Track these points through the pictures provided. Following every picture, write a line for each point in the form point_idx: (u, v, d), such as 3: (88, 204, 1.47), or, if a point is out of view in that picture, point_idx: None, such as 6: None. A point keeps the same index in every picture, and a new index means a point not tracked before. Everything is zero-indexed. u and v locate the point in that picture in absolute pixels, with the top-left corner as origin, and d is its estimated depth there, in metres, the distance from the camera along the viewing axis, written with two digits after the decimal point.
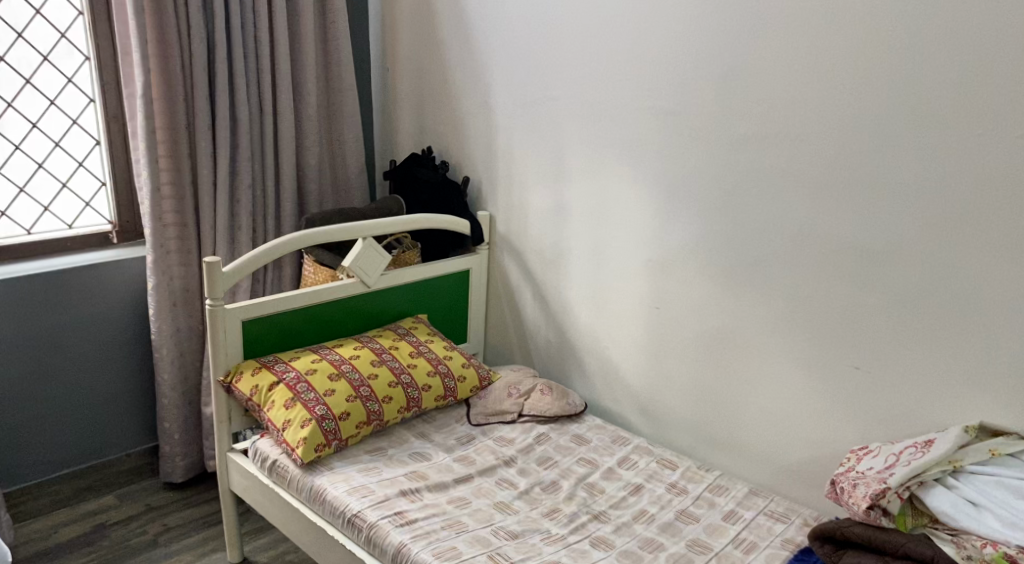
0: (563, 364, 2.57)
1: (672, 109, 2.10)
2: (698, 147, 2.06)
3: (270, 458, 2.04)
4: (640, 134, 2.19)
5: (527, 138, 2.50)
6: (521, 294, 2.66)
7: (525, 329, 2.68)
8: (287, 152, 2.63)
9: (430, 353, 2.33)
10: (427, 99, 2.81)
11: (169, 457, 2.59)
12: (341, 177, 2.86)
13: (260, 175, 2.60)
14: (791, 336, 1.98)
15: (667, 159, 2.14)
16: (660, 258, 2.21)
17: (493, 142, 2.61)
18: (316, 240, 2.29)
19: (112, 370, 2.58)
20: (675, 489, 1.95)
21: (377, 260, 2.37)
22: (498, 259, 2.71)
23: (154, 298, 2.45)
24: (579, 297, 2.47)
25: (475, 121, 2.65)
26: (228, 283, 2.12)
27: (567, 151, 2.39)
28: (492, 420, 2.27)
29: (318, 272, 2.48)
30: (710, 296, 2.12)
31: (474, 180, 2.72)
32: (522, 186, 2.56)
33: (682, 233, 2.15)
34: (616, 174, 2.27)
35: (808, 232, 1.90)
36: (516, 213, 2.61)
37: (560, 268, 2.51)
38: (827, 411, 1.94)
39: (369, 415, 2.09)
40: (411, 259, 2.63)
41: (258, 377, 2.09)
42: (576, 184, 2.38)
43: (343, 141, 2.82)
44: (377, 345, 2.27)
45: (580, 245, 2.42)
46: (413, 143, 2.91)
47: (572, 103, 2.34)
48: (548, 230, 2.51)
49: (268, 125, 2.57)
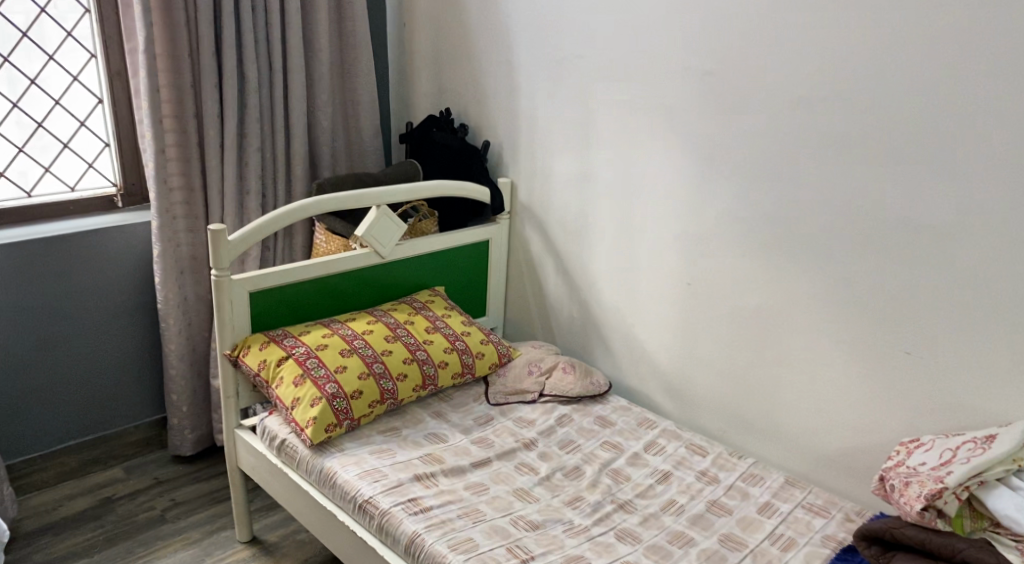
0: (586, 340, 2.45)
1: (711, 69, 1.94)
2: (740, 111, 1.91)
3: (278, 437, 1.94)
4: (676, 97, 2.03)
5: (552, 100, 2.34)
6: (544, 266, 2.53)
7: (548, 302, 2.55)
8: (298, 112, 2.49)
9: (448, 328, 2.22)
10: (446, 57, 2.65)
11: (177, 430, 2.50)
12: (355, 139, 2.73)
13: (270, 137, 2.47)
14: (836, 317, 1.84)
15: (704, 123, 1.99)
16: (695, 229, 2.07)
17: (515, 104, 2.46)
18: (329, 207, 2.18)
19: (119, 340, 2.48)
20: (706, 478, 1.84)
21: (392, 230, 2.26)
22: (520, 229, 2.58)
23: (160, 267, 2.35)
24: (605, 271, 2.34)
25: (497, 82, 2.50)
26: (234, 252, 2.00)
27: (595, 114, 2.24)
28: (512, 400, 2.16)
29: (330, 242, 2.36)
30: (749, 273, 1.98)
31: (494, 144, 2.57)
32: (546, 152, 2.41)
33: (719, 205, 2.00)
34: (647, 140, 2.13)
35: (860, 206, 1.75)
36: (538, 179, 2.46)
37: (585, 239, 2.37)
38: (873, 398, 1.81)
39: (383, 394, 1.99)
40: (428, 228, 2.50)
41: (267, 351, 1.99)
42: (606, 150, 2.24)
43: (358, 102, 2.68)
44: (393, 319, 2.17)
45: (608, 216, 2.28)
46: (431, 104, 2.76)
47: (601, 63, 2.18)
48: (574, 199, 2.37)
49: (277, 84, 2.43)
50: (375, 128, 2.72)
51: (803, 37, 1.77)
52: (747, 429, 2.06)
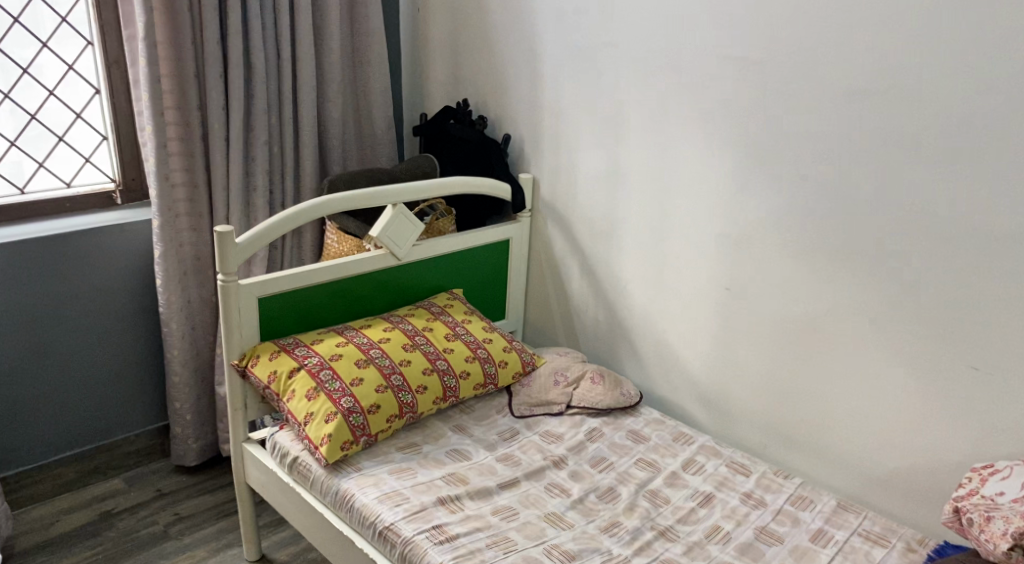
0: (613, 346, 2.31)
1: (757, 58, 1.80)
2: (788, 104, 1.77)
3: (290, 454, 1.81)
4: (716, 89, 1.89)
5: (579, 91, 2.20)
6: (568, 267, 2.39)
7: (571, 305, 2.41)
8: (308, 104, 2.35)
9: (469, 335, 2.08)
10: (463, 45, 2.50)
11: (180, 439, 2.37)
12: (367, 132, 2.58)
13: (278, 131, 2.33)
14: (893, 328, 1.70)
15: (747, 117, 1.85)
16: (735, 230, 1.93)
17: (538, 95, 2.31)
18: (343, 206, 2.05)
19: (118, 345, 2.35)
20: (752, 501, 1.71)
21: (409, 230, 2.13)
22: (542, 228, 2.44)
23: (162, 268, 2.21)
24: (634, 274, 2.20)
25: (518, 72, 2.35)
26: (241, 256, 1.87)
27: (625, 106, 2.09)
28: (537, 412, 2.02)
29: (343, 243, 2.22)
30: (796, 279, 1.84)
31: (515, 137, 2.43)
32: (571, 146, 2.26)
33: (763, 205, 1.86)
34: (683, 134, 1.98)
35: (922, 208, 1.61)
36: (563, 176, 2.32)
37: (613, 239, 2.23)
38: (933, 416, 1.67)
39: (402, 408, 1.86)
40: (445, 227, 2.36)
41: (277, 362, 1.86)
42: (637, 144, 2.09)
43: (369, 93, 2.53)
44: (410, 326, 2.04)
45: (639, 215, 2.14)
46: (447, 94, 2.61)
47: (634, 52, 2.04)
48: (601, 196, 2.23)
49: (285, 73, 2.29)
50: (388, 120, 2.58)
51: (861, 24, 1.63)
52: (790, 444, 1.93)
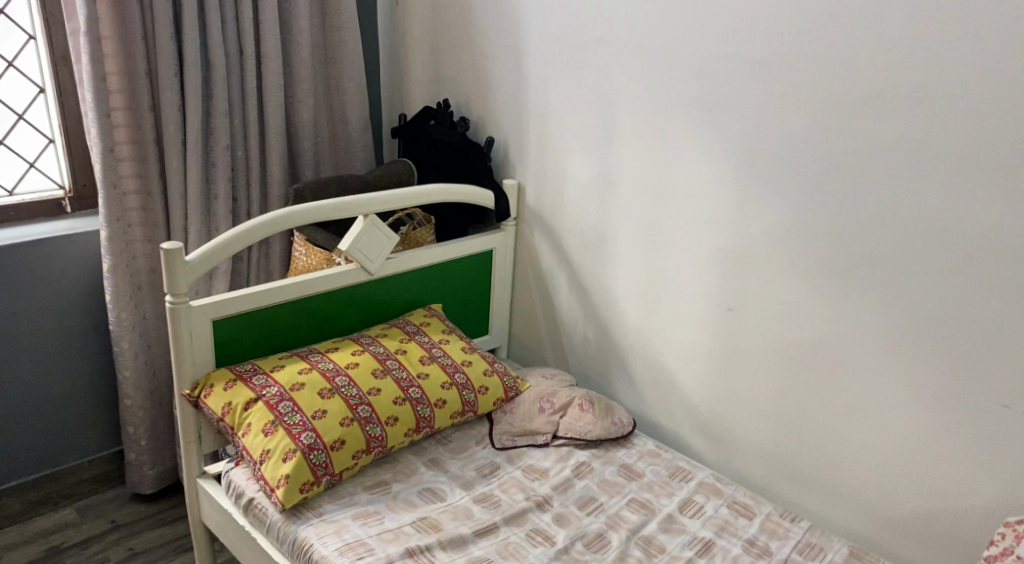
0: (604, 366, 2.13)
1: (764, 58, 1.62)
2: (799, 108, 1.59)
3: (245, 495, 1.64)
4: (718, 92, 1.71)
5: (568, 91, 2.01)
6: (556, 281, 2.22)
7: (560, 321, 2.24)
8: (274, 103, 2.16)
9: (446, 358, 1.91)
10: (444, 40, 2.32)
11: (135, 466, 2.20)
12: (341, 133, 2.39)
13: (241, 133, 2.14)
14: (913, 358, 1.53)
15: (753, 124, 1.67)
16: (737, 247, 1.76)
17: (523, 95, 2.13)
18: (309, 218, 1.86)
19: (68, 366, 2.17)
20: (755, 549, 1.56)
21: (382, 242, 1.96)
22: (528, 238, 2.26)
23: (111, 283, 2.02)
24: (627, 291, 2.02)
25: (502, 69, 2.17)
26: (193, 275, 1.69)
27: (617, 108, 1.91)
28: (520, 442, 1.85)
29: (311, 255, 2.03)
30: (805, 301, 1.67)
31: (499, 140, 2.24)
32: (559, 151, 2.08)
33: (770, 220, 1.69)
34: (681, 140, 1.80)
35: (949, 228, 1.44)
36: (550, 182, 2.14)
37: (605, 252, 2.05)
38: (957, 456, 1.51)
39: (370, 442, 1.68)
40: (422, 238, 2.15)
41: (232, 393, 1.69)
42: (631, 150, 1.91)
43: (343, 91, 2.34)
44: (382, 349, 1.86)
45: (633, 227, 1.96)
46: (427, 93, 2.43)
47: (628, 50, 1.86)
48: (591, 206, 2.05)
49: (248, 71, 2.10)
50: (364, 120, 2.39)
51: (881, 21, 1.45)
52: (797, 479, 1.77)
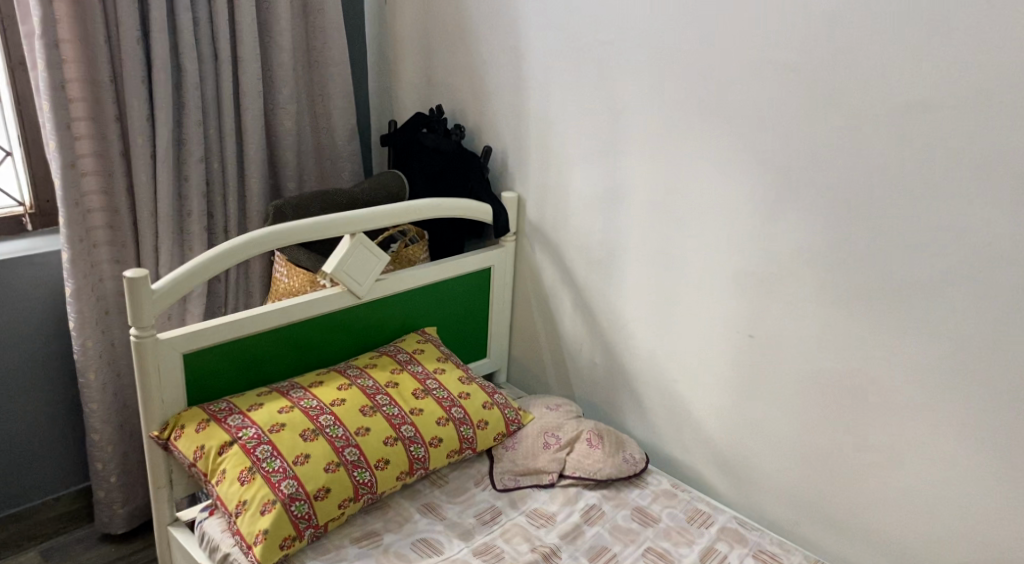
0: (612, 394, 1.98)
1: (793, 61, 1.47)
2: (833, 118, 1.45)
3: (220, 550, 1.47)
4: (740, 99, 1.56)
5: (572, 97, 1.86)
6: (559, 301, 2.06)
7: (563, 344, 2.08)
8: (253, 112, 2.00)
9: (441, 390, 1.74)
10: (437, 42, 2.15)
11: (105, 504, 2.03)
12: (326, 141, 2.23)
13: (217, 143, 1.98)
14: (962, 395, 1.40)
15: (779, 134, 1.52)
16: (761, 269, 1.61)
17: (523, 101, 1.97)
18: (291, 238, 1.70)
19: (29, 397, 1.99)
20: None
21: (371, 263, 1.80)
22: (529, 254, 2.10)
23: (75, 309, 1.85)
24: (638, 314, 1.87)
25: (500, 73, 2.01)
26: (161, 305, 1.52)
27: (627, 116, 1.75)
28: (523, 483, 1.69)
29: (293, 276, 1.88)
30: (839, 329, 1.53)
31: (497, 149, 2.08)
32: (563, 162, 1.92)
33: (799, 239, 1.54)
34: (697, 151, 1.65)
35: (1004, 252, 1.31)
36: (553, 195, 1.98)
37: (613, 272, 1.89)
38: (1011, 502, 1.38)
39: (358, 489, 1.53)
40: (415, 256, 2.00)
41: (205, 435, 1.52)
42: (642, 162, 1.75)
43: (328, 97, 2.18)
44: (372, 382, 1.70)
45: (644, 245, 1.81)
46: (419, 98, 2.26)
47: (638, 53, 1.70)
48: (598, 221, 1.89)
49: (224, 76, 1.93)
50: (350, 129, 2.23)
51: (929, 22, 1.31)
52: (827, 522, 1.62)
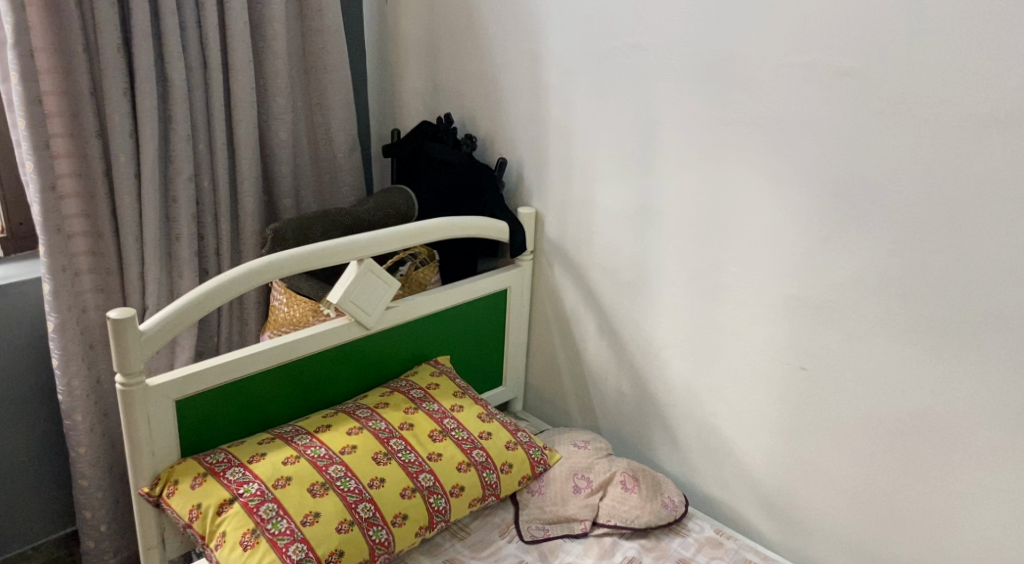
0: (642, 426, 1.83)
1: (852, 68, 1.33)
2: (899, 131, 1.30)
3: None
4: (791, 108, 1.41)
5: (597, 105, 1.70)
6: (582, 325, 1.90)
7: (586, 371, 1.93)
8: (246, 124, 1.83)
9: (461, 431, 1.59)
10: (445, 45, 1.99)
11: (94, 553, 1.86)
12: (325, 153, 2.06)
13: (207, 159, 1.81)
14: None
15: (837, 148, 1.37)
16: (815, 296, 1.46)
17: (542, 109, 1.81)
18: (293, 267, 1.54)
19: (7, 439, 1.81)
20: None
21: (380, 290, 1.64)
22: (548, 275, 1.95)
23: (58, 346, 1.67)
24: (672, 341, 1.72)
25: (516, 79, 1.84)
26: (150, 348, 1.36)
27: (661, 127, 1.60)
28: (553, 532, 1.54)
29: (293, 305, 1.72)
30: (903, 362, 1.39)
31: (512, 161, 1.92)
32: (587, 176, 1.77)
33: (857, 264, 1.40)
34: (741, 167, 1.50)
35: None
36: (575, 212, 1.82)
37: (643, 296, 1.74)
38: None
39: (373, 549, 1.38)
40: (427, 279, 1.84)
41: (201, 492, 1.36)
42: (677, 177, 1.60)
43: (326, 106, 2.01)
44: (385, 424, 1.54)
45: (679, 268, 1.65)
46: (424, 105, 2.10)
47: (673, 58, 1.55)
48: (626, 240, 1.73)
49: (215, 86, 1.76)
50: (351, 139, 2.06)
51: (1014, 24, 1.16)
52: None
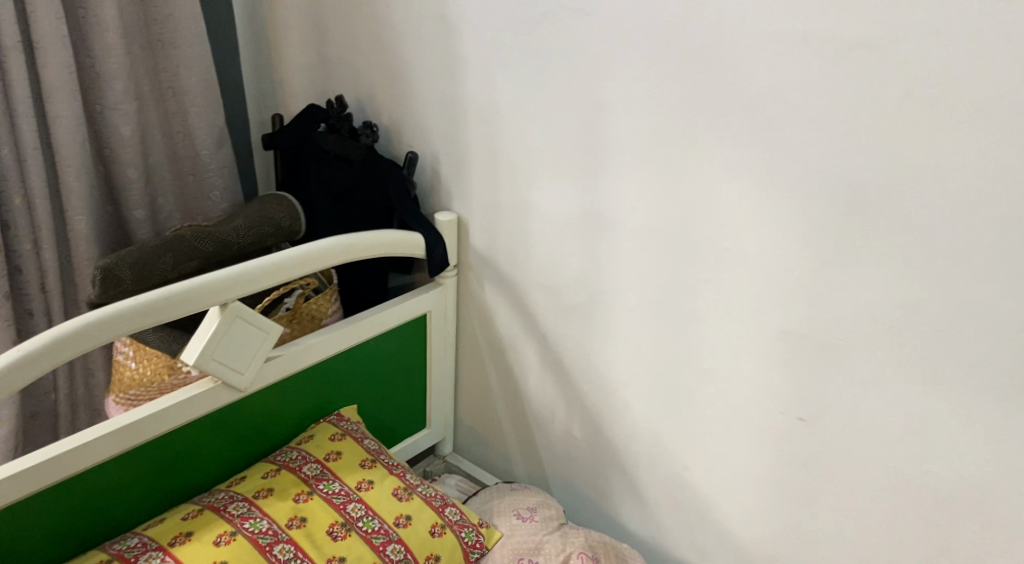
0: (597, 477, 1.51)
1: (866, 39, 0.99)
2: (935, 123, 0.97)
3: None
4: (785, 91, 1.06)
5: (527, 88, 1.32)
6: (519, 356, 1.55)
7: (527, 409, 1.58)
8: (66, 121, 1.38)
9: (371, 520, 1.23)
10: (331, 8, 1.56)
11: None
12: (184, 150, 1.62)
13: (12, 169, 1.35)
14: None
15: (847, 144, 1.04)
16: (815, 332, 1.14)
17: (457, 91, 1.42)
18: (134, 322, 1.11)
19: None
20: None
21: (255, 341, 1.24)
22: (475, 293, 1.58)
23: None
24: (632, 380, 1.38)
25: (422, 53, 1.44)
26: None
27: (611, 116, 1.23)
28: None
29: (145, 365, 1.34)
30: (933, 418, 1.08)
31: (423, 154, 1.53)
32: (517, 177, 1.39)
33: (873, 293, 1.08)
34: (716, 168, 1.15)
35: None
36: (503, 220, 1.45)
37: (593, 324, 1.40)
38: None
39: None
40: (323, 310, 1.45)
41: None
42: (634, 180, 1.25)
43: (180, 92, 1.56)
44: (267, 524, 1.17)
45: (640, 294, 1.31)
46: (311, 85, 1.68)
47: (625, 25, 1.17)
48: (568, 257, 1.38)
49: (14, 71, 1.30)
50: (217, 132, 1.63)
51: None
52: None
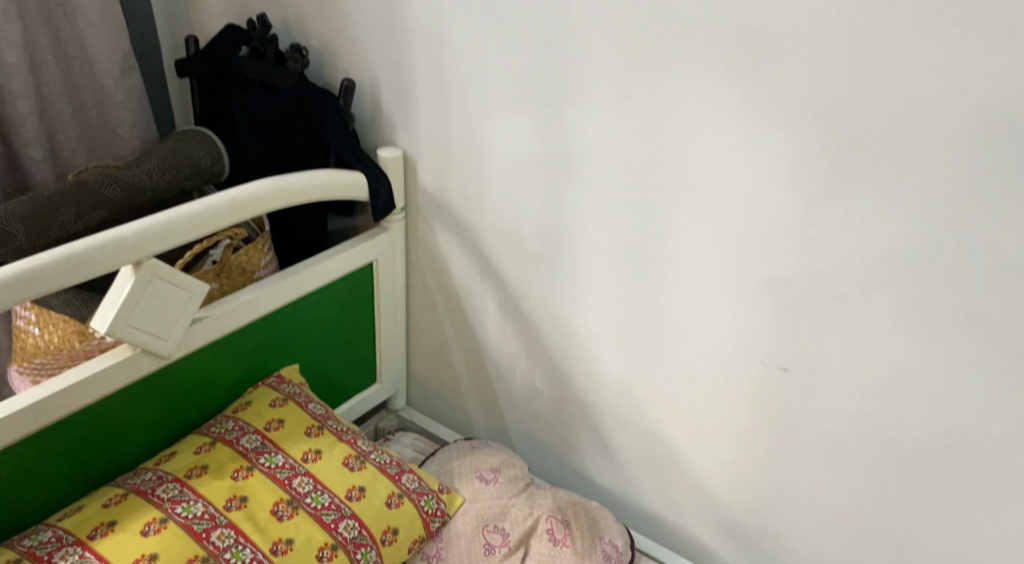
0: (563, 431, 1.42)
1: None
2: (947, 48, 0.85)
3: None
4: (778, 9, 0.93)
5: (479, 8, 1.15)
6: (477, 304, 1.43)
7: (486, 361, 1.48)
8: None
9: (320, 495, 1.11)
10: None
11: None
12: (83, 80, 1.41)
13: None
14: None
15: (846, 73, 0.92)
16: (803, 281, 1.05)
17: (398, 10, 1.24)
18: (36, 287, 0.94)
19: None
20: None
21: (178, 302, 1.09)
22: (426, 238, 1.44)
23: None
24: (600, 331, 1.28)
25: None
26: None
27: (577, 41, 1.09)
28: None
29: (49, 331, 1.16)
30: (926, 372, 1.00)
31: (363, 82, 1.36)
32: (471, 110, 1.24)
33: (868, 238, 0.98)
34: (697, 100, 1.03)
35: None
36: (456, 158, 1.30)
37: (558, 272, 1.28)
38: None
39: None
40: (256, 262, 1.29)
41: None
42: (603, 113, 1.11)
43: (74, 11, 1.34)
44: (202, 507, 1.04)
45: (610, 239, 1.19)
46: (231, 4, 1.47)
47: None
48: (529, 199, 1.25)
49: None
50: (122, 59, 1.41)
51: None
52: None
